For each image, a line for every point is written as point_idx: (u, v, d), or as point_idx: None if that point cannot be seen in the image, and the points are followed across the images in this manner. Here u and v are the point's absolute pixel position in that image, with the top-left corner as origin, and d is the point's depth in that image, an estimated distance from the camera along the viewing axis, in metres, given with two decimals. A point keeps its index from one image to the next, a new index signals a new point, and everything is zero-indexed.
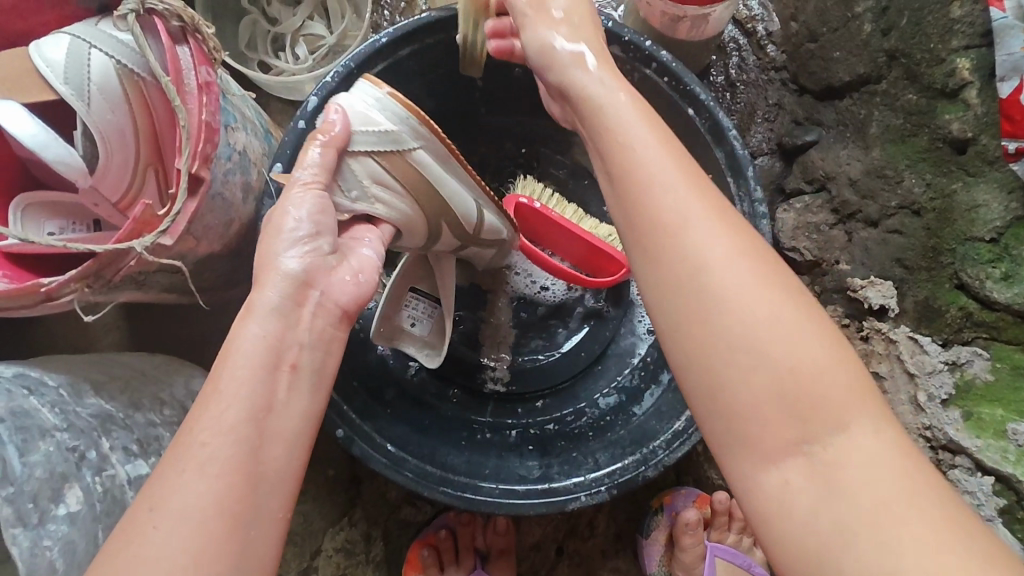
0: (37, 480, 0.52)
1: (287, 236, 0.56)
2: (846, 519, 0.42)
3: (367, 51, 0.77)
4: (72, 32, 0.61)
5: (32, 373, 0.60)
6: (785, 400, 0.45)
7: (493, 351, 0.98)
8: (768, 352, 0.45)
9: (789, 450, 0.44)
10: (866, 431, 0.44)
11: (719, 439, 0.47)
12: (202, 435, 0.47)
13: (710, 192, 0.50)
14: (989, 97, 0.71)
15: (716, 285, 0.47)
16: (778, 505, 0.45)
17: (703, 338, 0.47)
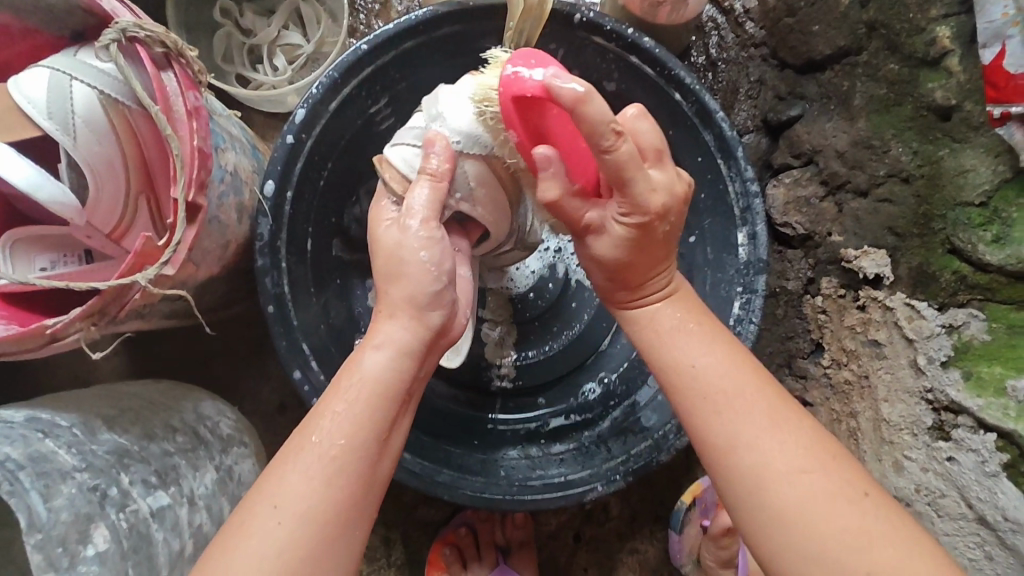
0: (64, 524, 0.52)
1: (426, 291, 0.58)
2: (796, 501, 0.51)
3: (351, 59, 0.76)
4: (52, 64, 0.60)
5: (42, 416, 0.60)
6: (735, 412, 0.55)
7: (496, 350, 0.96)
8: (703, 369, 0.57)
9: (756, 481, 0.53)
10: (792, 443, 0.53)
11: (697, 427, 0.57)
12: (334, 447, 0.52)
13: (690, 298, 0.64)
14: (971, 64, 0.72)
15: (673, 347, 0.59)
16: (754, 474, 0.53)
17: (655, 343, 0.61)
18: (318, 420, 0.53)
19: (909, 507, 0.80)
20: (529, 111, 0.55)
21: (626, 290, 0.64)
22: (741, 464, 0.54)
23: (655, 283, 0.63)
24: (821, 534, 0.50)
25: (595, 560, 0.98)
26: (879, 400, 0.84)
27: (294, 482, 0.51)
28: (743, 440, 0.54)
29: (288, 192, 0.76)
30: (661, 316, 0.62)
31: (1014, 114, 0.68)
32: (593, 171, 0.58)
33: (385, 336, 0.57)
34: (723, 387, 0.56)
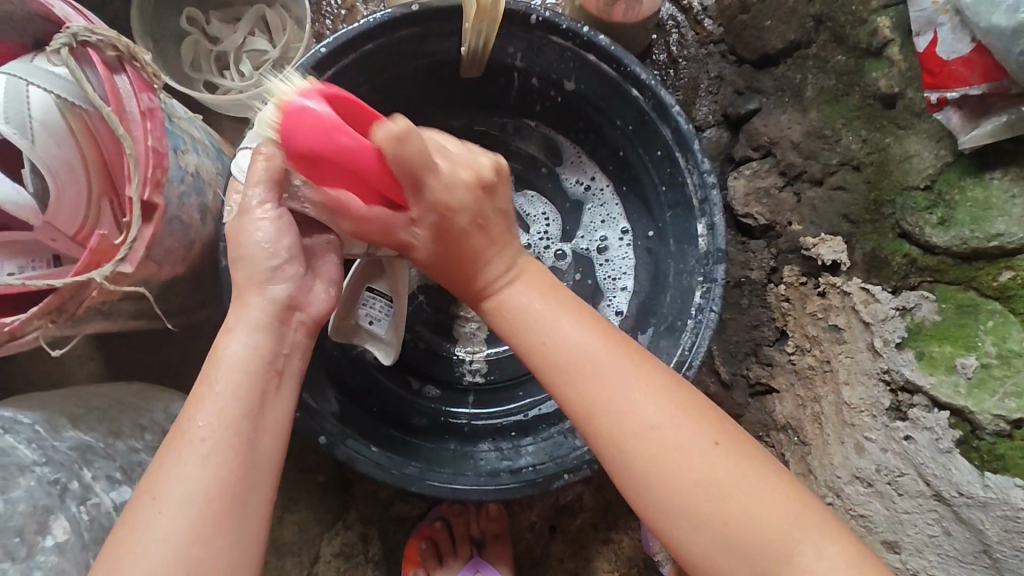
0: (20, 515, 0.56)
1: (264, 267, 0.59)
2: (670, 456, 0.55)
3: (312, 62, 0.78)
4: (9, 71, 0.62)
5: (6, 414, 0.62)
6: (563, 371, 0.59)
7: (468, 346, 1.00)
8: (535, 323, 0.61)
9: (598, 412, 0.57)
10: (632, 387, 0.57)
11: (544, 371, 0.60)
12: (201, 431, 0.53)
13: (585, 315, 0.61)
14: (910, 51, 0.76)
15: (540, 336, 0.60)
16: (593, 399, 0.57)
17: (518, 316, 0.62)
18: (189, 408, 0.55)
19: (871, 486, 0.81)
20: (313, 160, 0.56)
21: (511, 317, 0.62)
22: (618, 439, 0.56)
23: (488, 266, 0.63)
24: (684, 498, 0.54)
25: (571, 551, 0.99)
26: (841, 383, 0.84)
27: (175, 470, 0.52)
28: (599, 378, 0.57)
29: None
30: (513, 300, 0.63)
31: (950, 100, 0.70)
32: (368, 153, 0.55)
33: (239, 316, 0.58)
34: (588, 360, 0.58)
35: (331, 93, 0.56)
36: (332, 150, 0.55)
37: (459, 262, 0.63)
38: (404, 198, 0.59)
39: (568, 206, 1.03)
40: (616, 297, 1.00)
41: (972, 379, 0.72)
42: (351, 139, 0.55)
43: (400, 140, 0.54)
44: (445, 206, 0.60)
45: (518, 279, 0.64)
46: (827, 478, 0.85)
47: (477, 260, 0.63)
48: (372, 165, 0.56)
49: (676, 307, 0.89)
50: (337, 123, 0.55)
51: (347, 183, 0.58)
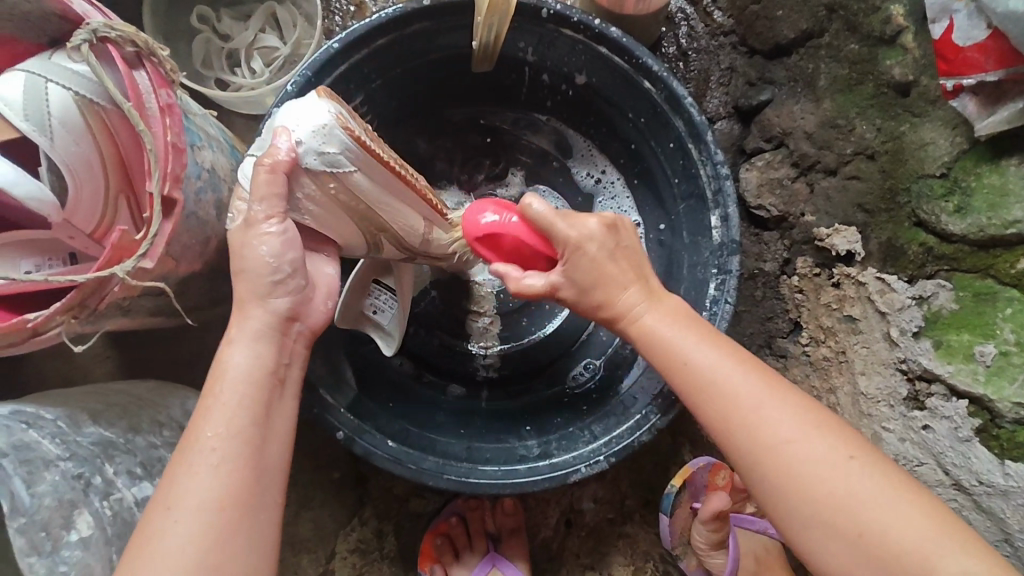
0: (46, 509, 0.56)
1: (267, 279, 0.58)
2: (790, 474, 0.59)
3: (325, 58, 0.78)
4: (29, 68, 0.62)
5: (27, 409, 0.61)
6: (689, 387, 0.65)
7: (481, 340, 1.01)
8: (679, 360, 0.65)
9: (720, 426, 0.63)
10: (735, 389, 0.62)
11: (682, 389, 0.65)
12: (211, 442, 0.54)
13: (722, 341, 0.65)
14: (924, 39, 0.76)
15: (683, 354, 0.65)
16: (705, 381, 0.63)
17: (638, 336, 0.67)
18: (196, 419, 0.55)
19: None
20: (489, 246, 0.68)
21: (661, 354, 0.66)
22: (761, 474, 0.61)
23: (620, 296, 0.67)
24: (817, 510, 0.59)
25: (588, 546, 0.99)
26: (857, 373, 0.84)
27: (184, 482, 0.53)
28: (717, 395, 0.63)
29: None
30: (651, 324, 0.67)
31: (966, 86, 0.70)
32: (514, 238, 0.66)
33: (240, 325, 0.58)
34: (730, 388, 0.62)
35: (503, 204, 0.69)
36: (500, 234, 0.66)
37: (600, 282, 0.67)
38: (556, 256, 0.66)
39: (581, 199, 1.03)
40: None
41: (990, 367, 0.72)
42: (514, 226, 0.66)
43: (546, 218, 0.64)
44: (576, 243, 0.64)
45: (636, 309, 0.67)
46: None
47: (610, 285, 0.67)
48: (524, 235, 0.66)
49: (691, 298, 0.89)
50: (494, 244, 0.67)
51: (518, 259, 0.67)
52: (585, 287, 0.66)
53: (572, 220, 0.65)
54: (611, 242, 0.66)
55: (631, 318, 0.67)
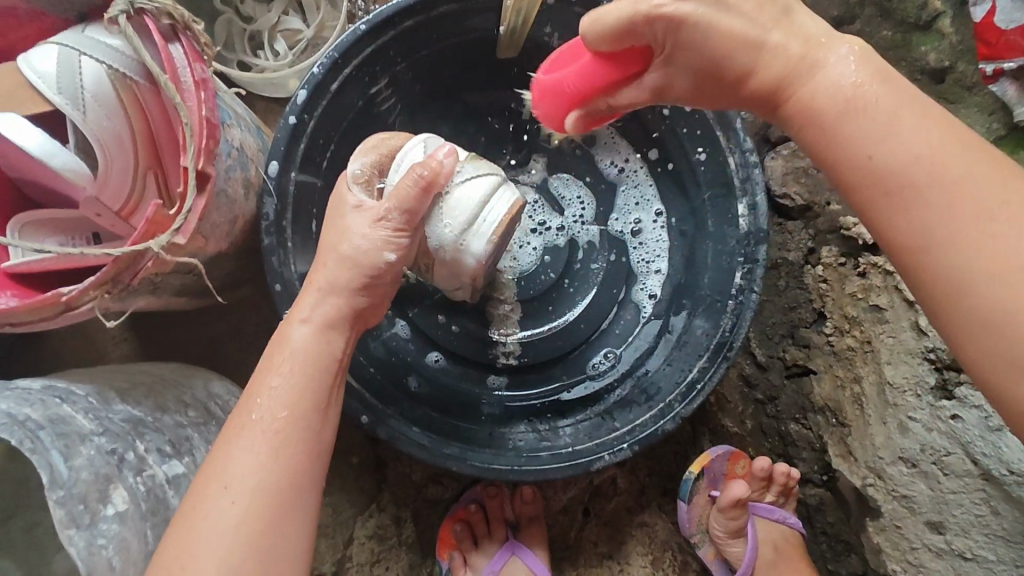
0: (84, 482, 0.54)
1: (373, 265, 0.62)
2: (982, 234, 0.43)
3: (351, 40, 0.78)
4: (60, 40, 0.61)
5: (59, 384, 0.61)
6: (842, 132, 0.47)
7: (501, 326, 0.98)
8: (727, 59, 0.50)
9: (875, 180, 0.46)
10: (916, 124, 0.45)
11: (817, 142, 0.49)
12: (277, 421, 0.56)
13: (880, 62, 0.47)
14: (963, 24, 0.75)
15: (744, 63, 0.49)
16: (845, 128, 0.47)
17: (713, 89, 0.53)
18: (257, 395, 0.57)
19: (914, 467, 0.80)
20: (573, 59, 0.60)
21: (836, 112, 0.47)
22: (927, 227, 0.44)
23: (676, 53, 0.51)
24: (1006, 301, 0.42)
25: (606, 534, 0.99)
26: (882, 363, 0.84)
27: (242, 458, 0.54)
28: (860, 134, 0.46)
29: (292, 173, 0.77)
30: (826, 75, 0.47)
31: (1006, 71, 0.71)
32: (576, 91, 0.59)
33: (315, 308, 0.61)
34: (883, 132, 0.45)
35: (578, 47, 0.60)
36: (582, 90, 0.59)
37: (723, 92, 0.53)
38: (645, 68, 0.55)
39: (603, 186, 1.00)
40: (650, 279, 0.99)
41: None
42: (573, 80, 0.59)
43: (596, 21, 0.51)
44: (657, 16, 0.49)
45: (813, 64, 0.48)
46: (869, 460, 0.85)
47: (717, 94, 0.54)
48: (591, 77, 0.57)
49: (716, 287, 0.88)
50: (564, 97, 0.61)
51: (583, 78, 0.58)
52: (702, 71, 0.52)
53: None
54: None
55: (792, 86, 0.49)
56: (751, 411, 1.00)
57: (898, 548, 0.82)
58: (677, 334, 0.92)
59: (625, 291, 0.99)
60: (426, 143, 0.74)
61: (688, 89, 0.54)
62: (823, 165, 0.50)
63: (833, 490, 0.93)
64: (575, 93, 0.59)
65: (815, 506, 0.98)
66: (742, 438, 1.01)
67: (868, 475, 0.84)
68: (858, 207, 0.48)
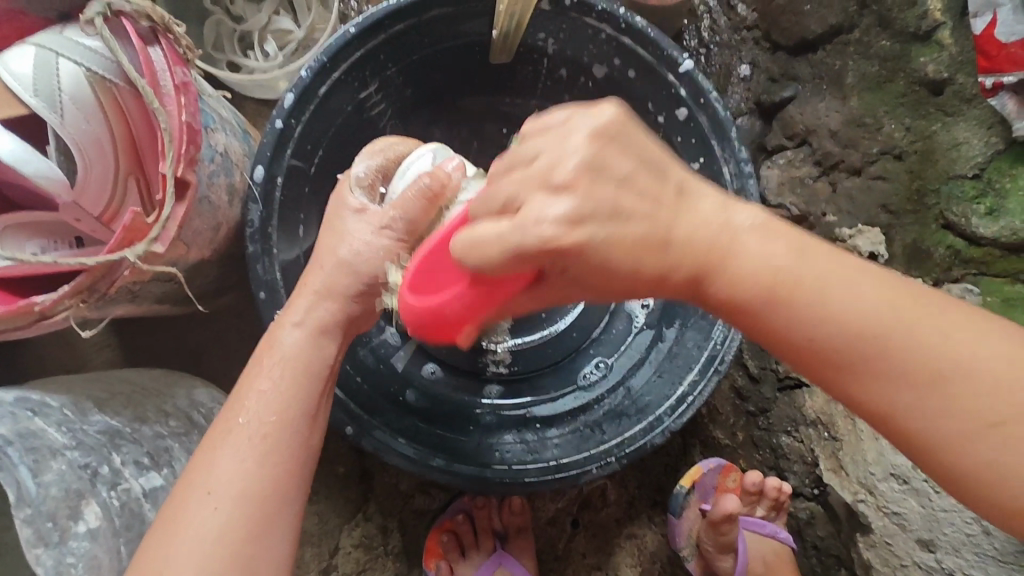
0: (53, 499, 0.54)
1: (356, 277, 0.62)
2: (959, 394, 0.43)
3: (340, 44, 0.76)
4: (38, 41, 0.60)
5: (32, 395, 0.59)
6: (766, 290, 0.44)
7: (492, 334, 0.96)
8: (607, 273, 0.44)
9: (843, 330, 0.44)
10: (851, 293, 0.44)
11: (775, 325, 0.45)
12: (265, 424, 0.55)
13: (782, 230, 0.45)
14: (963, 36, 0.74)
15: (627, 264, 0.44)
16: (728, 253, 0.45)
17: (601, 278, 0.44)
18: (245, 397, 0.56)
19: (906, 484, 0.80)
20: (429, 279, 0.54)
21: (767, 298, 0.44)
22: (902, 410, 0.44)
23: (540, 182, 0.43)
24: (985, 426, 0.43)
25: (594, 546, 0.98)
26: None
27: (228, 462, 0.53)
28: (811, 304, 0.44)
29: (278, 178, 0.75)
30: (743, 255, 0.45)
31: (1006, 84, 0.68)
32: (449, 314, 0.52)
33: (305, 312, 0.60)
34: (804, 277, 0.44)
35: (427, 264, 0.54)
36: (434, 321, 0.53)
37: (601, 287, 0.45)
38: (542, 277, 0.47)
39: None
40: (642, 288, 0.98)
41: None
42: (452, 312, 0.52)
43: (468, 245, 0.43)
44: (515, 202, 0.43)
45: (692, 193, 0.46)
46: (861, 476, 0.83)
47: (613, 276, 0.44)
48: (519, 291, 0.48)
49: None
50: (434, 327, 0.54)
51: (457, 303, 0.51)
52: (603, 289, 0.46)
53: (524, 209, 0.42)
54: (601, 209, 0.43)
55: (710, 275, 0.45)
56: (743, 423, 0.99)
57: (890, 565, 0.81)
58: (666, 344, 0.90)
59: (617, 299, 0.98)
60: (436, 152, 0.67)
61: (556, 287, 0.48)
62: (771, 344, 0.47)
63: (823, 503, 0.93)
64: (450, 307, 0.52)
65: (806, 520, 0.97)
66: (733, 450, 1.00)
67: (858, 491, 0.83)
68: (815, 379, 0.47)
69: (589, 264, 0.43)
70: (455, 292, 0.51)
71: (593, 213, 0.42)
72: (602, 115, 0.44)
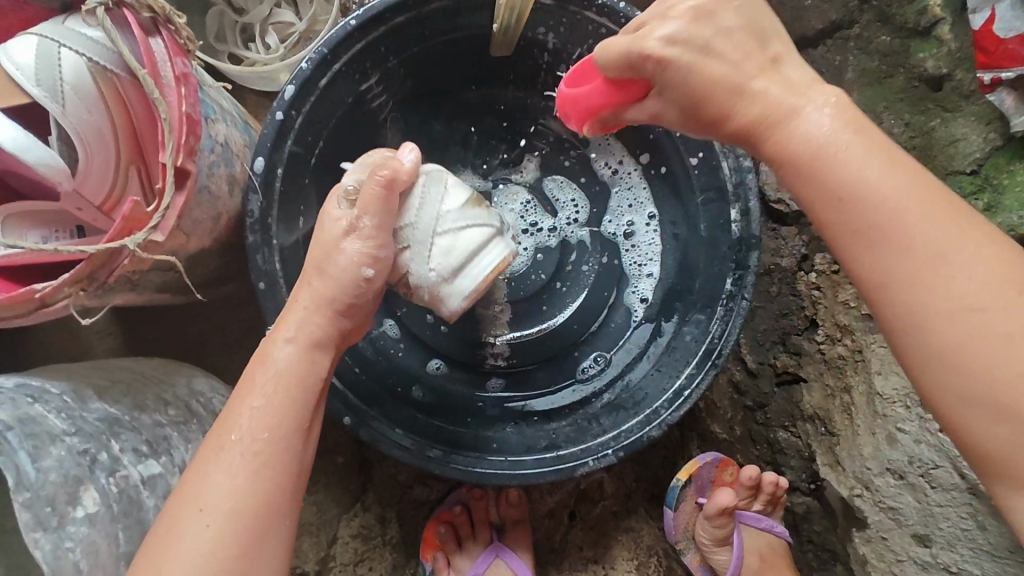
0: (52, 484, 0.54)
1: (355, 268, 0.62)
2: (947, 297, 0.46)
3: (341, 36, 0.76)
4: (41, 32, 0.60)
5: (33, 382, 0.61)
6: (811, 155, 0.49)
7: (492, 328, 0.98)
8: (706, 76, 0.52)
9: (865, 190, 0.48)
10: (899, 170, 0.48)
11: (783, 155, 0.51)
12: (254, 442, 0.56)
13: (871, 136, 0.49)
14: (962, 32, 0.74)
15: (685, 82, 0.52)
16: (814, 145, 0.49)
17: (709, 104, 0.53)
18: (235, 412, 0.57)
19: (901, 479, 0.79)
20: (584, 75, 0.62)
21: (803, 158, 0.50)
22: (911, 297, 0.47)
23: (683, 69, 0.52)
24: (958, 347, 0.46)
25: (591, 538, 0.99)
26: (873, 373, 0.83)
27: (220, 479, 0.54)
28: (876, 155, 0.49)
29: (278, 169, 0.76)
30: (805, 128, 0.50)
31: (1004, 80, 0.68)
32: (585, 105, 0.61)
33: (294, 323, 0.61)
34: (841, 154, 0.49)
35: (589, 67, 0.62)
36: (591, 113, 0.61)
37: (698, 115, 0.54)
38: (646, 91, 0.57)
39: (596, 188, 0.99)
40: (641, 283, 0.98)
41: None
42: (585, 105, 0.61)
43: (611, 48, 0.55)
44: (658, 57, 0.52)
45: (810, 106, 0.50)
46: (857, 470, 0.84)
47: (715, 102, 0.53)
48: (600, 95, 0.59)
49: (706, 292, 0.87)
50: (576, 116, 0.63)
51: (598, 95, 0.60)
52: (687, 109, 0.55)
53: (645, 27, 0.53)
54: (694, 40, 0.51)
55: (778, 131, 0.51)
56: (740, 417, 0.99)
57: (885, 560, 0.82)
58: (665, 339, 0.91)
59: (616, 294, 0.98)
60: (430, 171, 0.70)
61: (657, 103, 0.57)
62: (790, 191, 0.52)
63: (821, 498, 0.92)
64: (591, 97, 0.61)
65: (802, 514, 0.97)
66: (732, 445, 1.00)
67: (856, 486, 0.84)
68: (824, 232, 0.51)
69: (660, 70, 0.53)
70: (590, 83, 0.60)
71: (688, 40, 0.51)
72: (753, 18, 0.52)
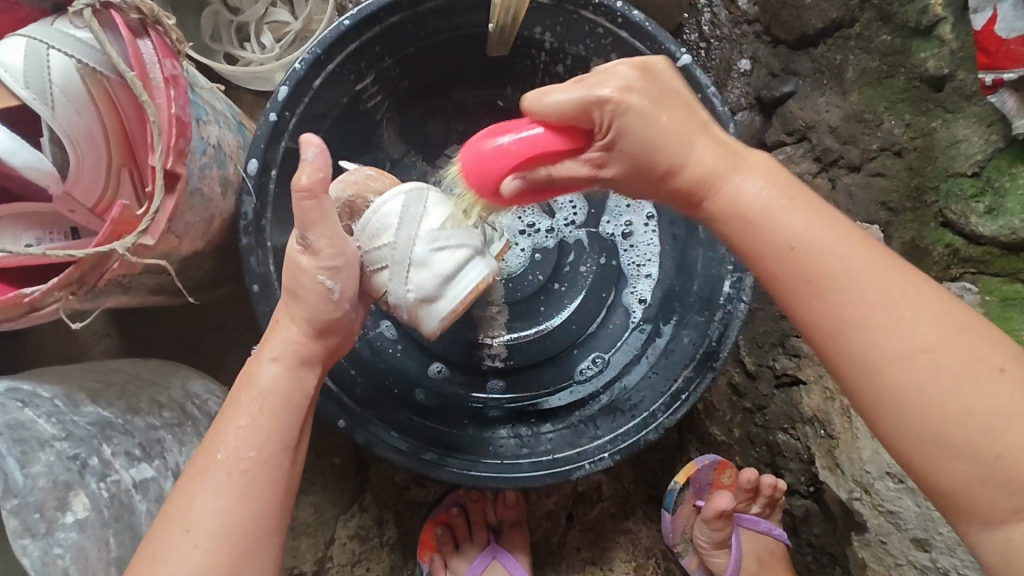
0: (41, 491, 0.55)
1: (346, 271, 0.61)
2: (886, 345, 0.47)
3: (335, 36, 0.75)
4: (29, 33, 0.60)
5: (23, 385, 0.60)
6: (744, 222, 0.50)
7: (489, 329, 0.97)
8: (650, 151, 0.51)
9: (785, 250, 0.49)
10: (816, 218, 0.49)
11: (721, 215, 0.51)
12: (242, 460, 0.55)
13: (800, 188, 0.51)
14: (963, 31, 0.72)
15: (645, 130, 0.51)
16: (742, 199, 0.51)
17: (649, 166, 0.52)
18: (223, 431, 0.56)
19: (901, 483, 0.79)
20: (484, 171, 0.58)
21: (742, 220, 0.51)
22: (848, 363, 0.48)
23: (627, 121, 0.50)
24: (887, 389, 0.47)
25: (588, 540, 0.98)
26: None
27: (207, 500, 0.53)
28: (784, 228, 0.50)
29: (273, 170, 0.75)
30: (738, 192, 0.51)
31: (1006, 81, 0.67)
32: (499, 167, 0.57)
33: (278, 337, 0.60)
34: (779, 216, 0.50)
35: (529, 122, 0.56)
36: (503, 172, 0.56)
37: (647, 182, 0.54)
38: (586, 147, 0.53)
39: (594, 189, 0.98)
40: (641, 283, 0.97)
41: None
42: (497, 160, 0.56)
43: (538, 97, 0.52)
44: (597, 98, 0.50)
45: (725, 166, 0.51)
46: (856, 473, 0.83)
47: (660, 158, 0.52)
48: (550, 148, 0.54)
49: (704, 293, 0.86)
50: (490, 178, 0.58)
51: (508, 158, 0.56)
52: (642, 157, 0.52)
53: (600, 79, 0.51)
54: (647, 90, 0.51)
55: (717, 188, 0.51)
56: (739, 420, 0.99)
57: (884, 563, 0.80)
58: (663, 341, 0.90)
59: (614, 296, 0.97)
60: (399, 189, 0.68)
61: (593, 182, 0.55)
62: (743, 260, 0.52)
63: (820, 501, 0.92)
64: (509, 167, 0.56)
65: (801, 518, 0.97)
66: (732, 447, 1.00)
67: (855, 489, 0.83)
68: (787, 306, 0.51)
69: (621, 132, 0.51)
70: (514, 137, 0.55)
71: (637, 87, 0.51)
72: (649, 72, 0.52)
